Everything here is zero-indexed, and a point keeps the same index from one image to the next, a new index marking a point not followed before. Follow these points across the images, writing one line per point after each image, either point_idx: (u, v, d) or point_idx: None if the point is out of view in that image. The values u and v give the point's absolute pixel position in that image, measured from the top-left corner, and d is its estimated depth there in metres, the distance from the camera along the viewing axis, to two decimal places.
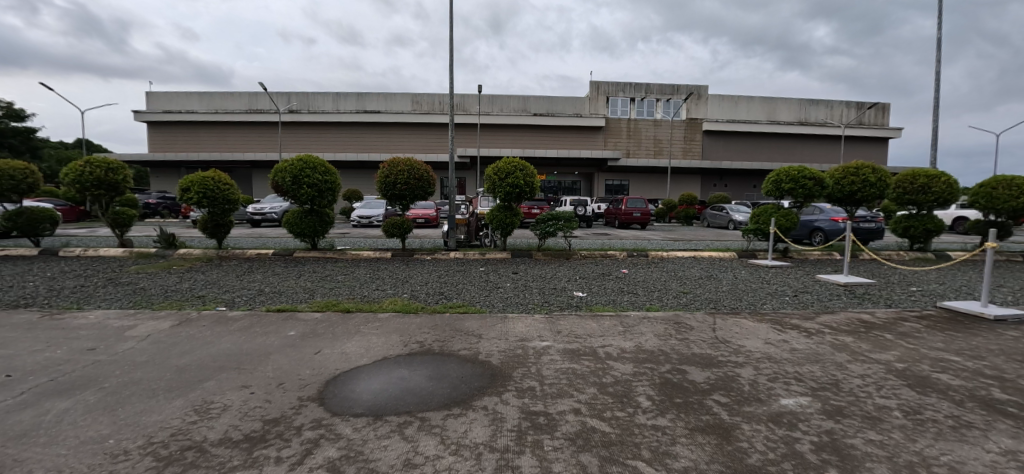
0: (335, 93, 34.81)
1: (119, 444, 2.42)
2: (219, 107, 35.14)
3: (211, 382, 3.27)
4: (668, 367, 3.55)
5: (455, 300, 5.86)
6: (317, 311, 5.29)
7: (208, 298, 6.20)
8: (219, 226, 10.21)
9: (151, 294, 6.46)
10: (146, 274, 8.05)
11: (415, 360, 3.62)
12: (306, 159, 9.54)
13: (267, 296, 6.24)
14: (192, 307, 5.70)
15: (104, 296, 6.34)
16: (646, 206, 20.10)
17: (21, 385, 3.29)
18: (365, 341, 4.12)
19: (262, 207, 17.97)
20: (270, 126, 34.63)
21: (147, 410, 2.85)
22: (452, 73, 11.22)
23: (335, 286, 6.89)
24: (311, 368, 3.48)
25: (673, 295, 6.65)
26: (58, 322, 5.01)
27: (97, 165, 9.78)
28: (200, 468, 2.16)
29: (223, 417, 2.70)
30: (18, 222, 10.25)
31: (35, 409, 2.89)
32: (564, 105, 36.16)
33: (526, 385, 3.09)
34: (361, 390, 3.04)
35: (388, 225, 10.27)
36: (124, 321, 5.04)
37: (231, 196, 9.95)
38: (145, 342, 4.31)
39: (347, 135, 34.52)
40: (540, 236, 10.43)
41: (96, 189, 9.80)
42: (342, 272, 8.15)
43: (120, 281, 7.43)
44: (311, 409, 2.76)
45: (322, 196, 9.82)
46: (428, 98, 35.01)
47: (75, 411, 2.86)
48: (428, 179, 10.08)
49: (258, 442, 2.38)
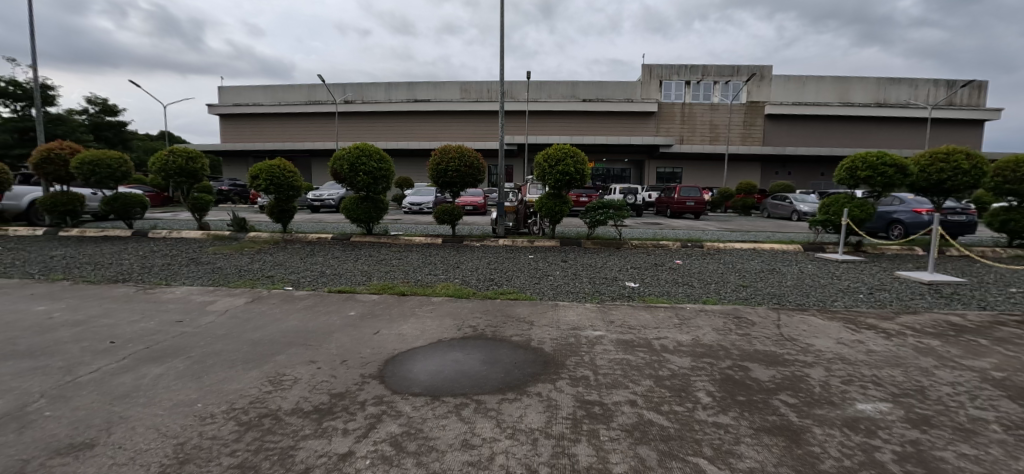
0: (387, 83, 35.82)
1: (207, 408, 2.66)
2: (281, 99, 37.16)
3: (282, 356, 3.50)
4: (728, 363, 3.38)
5: (505, 287, 5.91)
6: (375, 293, 5.52)
7: (276, 278, 6.66)
8: (284, 212, 10.88)
9: (227, 273, 7.03)
10: (222, 254, 8.77)
11: (469, 344, 3.69)
12: (362, 147, 9.92)
13: (328, 278, 6.60)
14: (263, 285, 6.16)
15: (187, 274, 6.97)
16: (701, 195, 19.20)
17: (123, 350, 3.70)
18: (420, 324, 4.25)
19: (321, 194, 19.01)
20: (327, 116, 36.23)
21: (228, 378, 3.11)
22: (503, 59, 11.19)
23: (390, 270, 7.14)
24: (371, 347, 3.64)
25: (732, 287, 6.34)
26: (150, 296, 5.58)
27: (179, 153, 10.72)
28: (276, 435, 2.33)
29: (294, 389, 2.89)
30: (115, 206, 11.44)
31: (135, 373, 3.24)
32: (614, 91, 35.07)
33: (579, 373, 3.07)
34: (418, 371, 3.14)
35: (439, 212, 10.49)
36: (206, 297, 5.53)
37: (295, 182, 10.55)
38: (223, 316, 4.71)
39: (398, 124, 35.45)
40: (590, 225, 10.26)
41: (178, 176, 10.75)
42: (397, 257, 8.43)
43: (200, 260, 8.13)
44: (373, 386, 2.89)
45: (377, 184, 10.19)
46: (476, 86, 35.18)
47: (169, 376, 3.18)
48: (479, 166, 10.17)
49: (327, 414, 2.52)
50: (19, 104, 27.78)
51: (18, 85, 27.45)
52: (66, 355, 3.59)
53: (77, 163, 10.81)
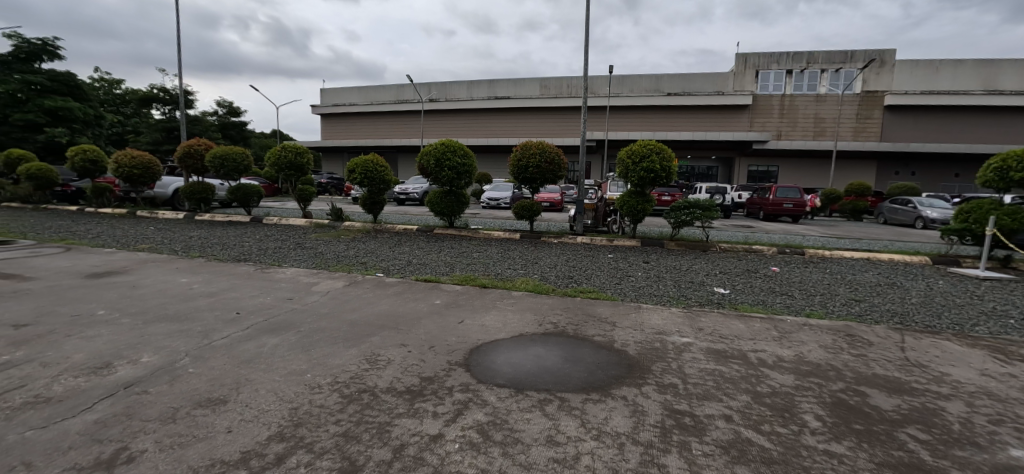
0: (469, 82, 36.97)
1: (315, 378, 2.95)
2: (374, 99, 39.97)
3: (377, 337, 3.77)
4: (840, 386, 3.02)
5: (585, 285, 5.83)
6: (458, 284, 5.73)
7: (369, 264, 7.20)
8: (376, 204, 11.71)
9: (328, 258, 7.75)
10: (323, 241, 9.67)
11: (550, 340, 3.69)
12: (447, 143, 10.35)
13: (415, 267, 7.00)
14: (358, 271, 6.70)
15: (295, 257, 7.79)
16: (801, 196, 17.34)
17: (247, 321, 4.24)
18: (502, 316, 4.34)
19: (407, 188, 20.19)
20: (414, 114, 38.30)
21: (331, 353, 3.42)
22: (587, 53, 10.96)
23: (471, 263, 7.38)
24: (456, 335, 3.79)
25: (842, 301, 5.65)
26: (266, 275, 6.33)
27: (290, 149, 11.99)
28: (374, 410, 2.51)
29: (389, 369, 3.10)
30: (238, 195, 13.11)
31: (257, 341, 3.69)
32: (702, 83, 32.90)
33: (667, 380, 2.92)
34: (501, 363, 3.21)
35: (518, 207, 10.62)
36: (311, 278, 6.14)
37: (385, 176, 11.30)
38: (326, 296, 5.20)
39: (478, 120, 36.45)
40: (674, 225, 9.75)
41: (288, 170, 12.03)
42: (477, 250, 8.69)
43: (305, 245, 9.05)
44: (459, 373, 3.00)
45: (460, 178, 10.56)
46: (556, 82, 34.99)
47: (283, 346, 3.58)
48: (560, 162, 10.13)
49: (418, 396, 2.67)
50: (168, 108, 32.91)
51: (167, 92, 32.42)
52: (203, 322, 4.18)
53: (211, 158, 12.55)
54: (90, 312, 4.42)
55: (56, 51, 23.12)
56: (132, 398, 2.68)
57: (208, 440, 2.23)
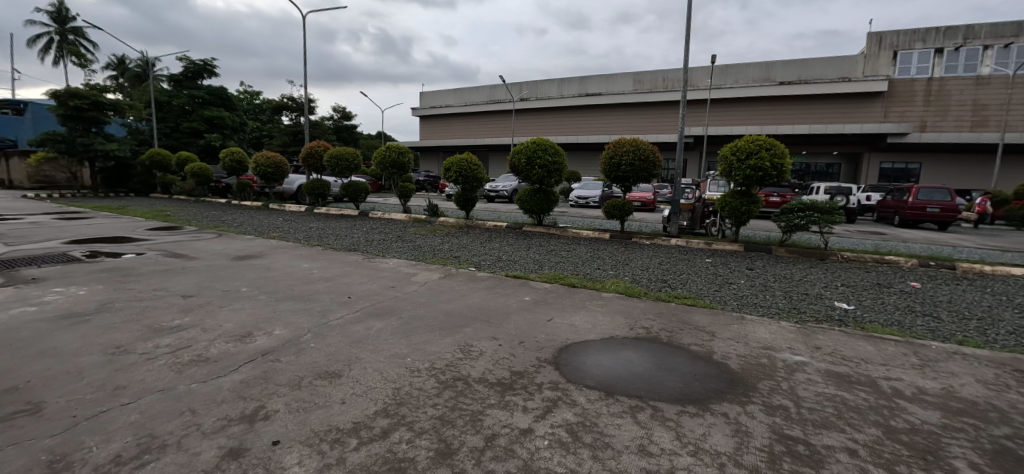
0: (560, 79, 36.89)
1: (415, 363, 3.17)
2: (468, 100, 41.70)
3: (469, 329, 3.95)
4: (1006, 432, 2.49)
5: (680, 290, 5.51)
6: (547, 282, 5.76)
7: (462, 258, 7.55)
8: (468, 201, 12.19)
9: (425, 251, 8.28)
10: (421, 234, 10.36)
11: (643, 345, 3.56)
12: (538, 141, 10.45)
13: (505, 263, 7.19)
14: (452, 264, 7.07)
15: (397, 249, 8.46)
16: (951, 199, 14.60)
17: (357, 305, 4.70)
18: (591, 317, 4.28)
19: (497, 186, 20.76)
20: (505, 113, 39.26)
21: (428, 340, 3.65)
22: (688, 43, 10.30)
23: (560, 261, 7.38)
24: (545, 333, 3.82)
25: (1010, 329, 4.63)
26: (372, 264, 6.95)
27: (393, 149, 13.01)
28: (468, 398, 2.64)
29: (481, 360, 3.23)
30: (349, 191, 14.55)
31: (365, 324, 4.08)
32: (824, 69, 29.25)
33: (776, 401, 2.66)
34: (590, 364, 3.17)
35: (609, 205, 10.36)
36: (411, 269, 6.62)
37: (478, 174, 11.73)
38: (423, 287, 5.56)
39: (568, 118, 36.24)
40: (785, 229, 8.79)
41: (392, 168, 13.06)
42: (566, 249, 8.65)
43: (405, 238, 9.76)
44: (548, 370, 3.03)
45: (550, 177, 10.59)
46: (651, 76, 33.43)
47: (387, 330, 3.91)
48: (655, 160, 9.69)
49: (509, 389, 2.75)
50: (295, 114, 37.60)
51: (294, 100, 37.02)
52: (321, 303, 4.72)
53: (328, 158, 14.08)
54: (236, 289, 5.23)
55: (213, 70, 27.50)
56: (268, 364, 3.12)
57: (327, 408, 2.52)
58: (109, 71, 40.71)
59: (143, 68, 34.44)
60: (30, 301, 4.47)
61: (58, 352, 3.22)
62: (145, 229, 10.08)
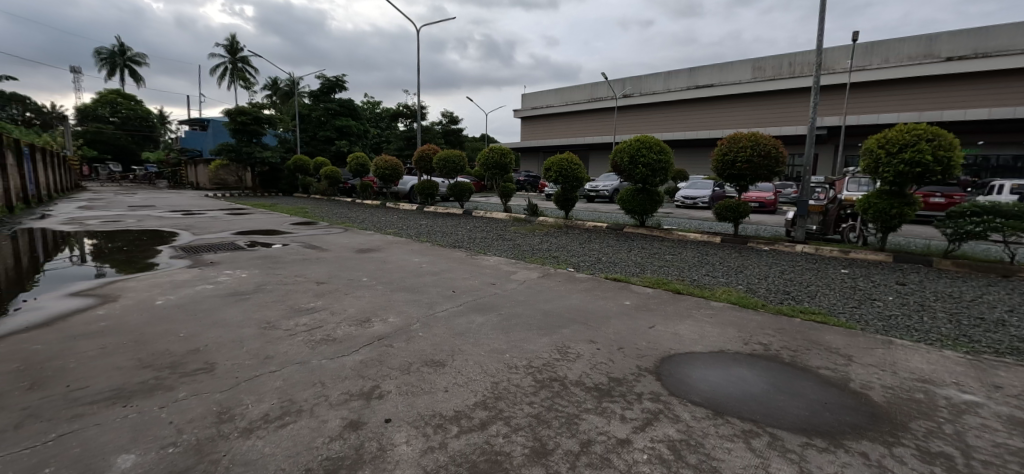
0: (667, 72, 34.90)
1: (513, 360, 3.25)
2: (569, 99, 41.53)
3: (567, 330, 3.92)
4: None
5: (807, 304, 4.85)
6: (649, 287, 5.49)
7: (560, 258, 7.55)
8: (567, 201, 12.08)
9: (524, 250, 8.44)
10: (521, 233, 10.57)
11: (759, 363, 3.21)
12: (643, 139, 10.03)
13: (604, 265, 7.02)
14: (551, 263, 7.10)
15: (497, 247, 8.76)
16: None
17: (461, 299, 4.96)
18: (698, 327, 3.98)
19: (598, 185, 20.35)
20: (607, 111, 38.31)
21: (526, 339, 3.70)
22: (823, 21, 9.02)
23: (663, 265, 6.98)
24: (646, 341, 3.64)
25: None
26: (475, 261, 7.29)
27: (496, 151, 13.48)
28: (564, 400, 2.63)
29: (578, 363, 3.19)
30: (455, 191, 15.42)
31: (467, 317, 4.29)
32: (1013, 36, 23.52)
33: (935, 447, 2.20)
34: (696, 378, 2.95)
35: (721, 207, 9.52)
36: (511, 267, 6.80)
37: (578, 174, 11.63)
38: (522, 285, 5.68)
39: (676, 113, 34.17)
40: (951, 238, 7.23)
41: (494, 169, 13.54)
42: (670, 253, 8.15)
43: (506, 237, 10.05)
44: (649, 380, 2.89)
45: (655, 176, 10.08)
46: (774, 62, 29.95)
47: (488, 325, 4.06)
48: (778, 155, 8.65)
49: (606, 396, 2.68)
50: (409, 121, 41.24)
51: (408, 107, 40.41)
52: (429, 295, 5.08)
53: (438, 160, 15.08)
54: (359, 278, 5.86)
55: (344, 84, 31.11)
56: (382, 349, 3.44)
57: (432, 394, 2.70)
58: (266, 91, 48.54)
59: (291, 86, 40.39)
60: (209, 280, 5.52)
61: (228, 323, 3.92)
62: (290, 224, 11.81)
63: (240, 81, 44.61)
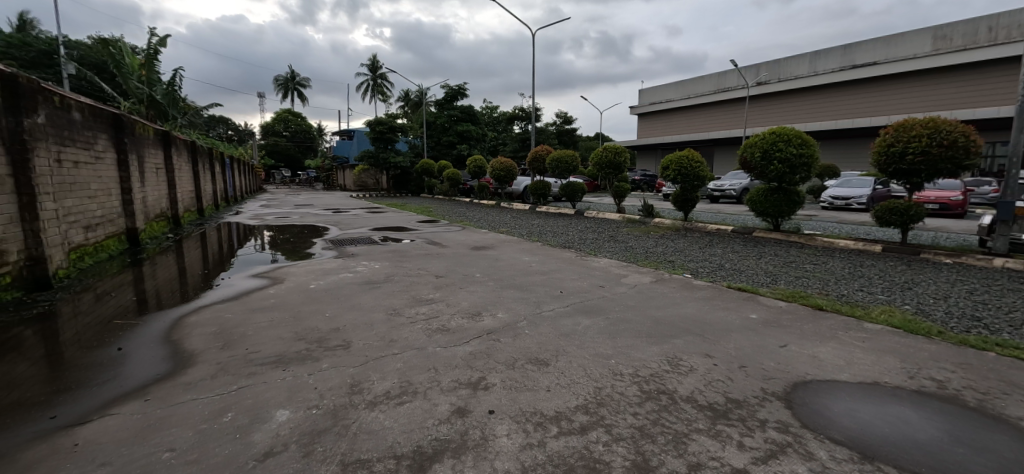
0: (813, 54, 30.39)
1: (618, 367, 3.13)
2: (691, 92, 38.65)
3: (680, 340, 3.66)
4: None
5: (1007, 336, 3.80)
6: (782, 300, 4.84)
7: (677, 263, 7.06)
8: (687, 201, 11.18)
9: (637, 252, 8.08)
10: (634, 235, 10.14)
11: (929, 402, 2.62)
12: (779, 131, 8.87)
13: (728, 272, 6.37)
14: (666, 268, 6.68)
15: (609, 248, 8.53)
16: None
17: (567, 300, 4.94)
18: (845, 352, 3.39)
19: (723, 184, 18.55)
20: (736, 102, 34.76)
21: (634, 346, 3.54)
22: None
23: (802, 276, 6.09)
24: (775, 361, 3.22)
25: None
26: (584, 262, 7.20)
27: (610, 150, 13.16)
28: (672, 416, 2.46)
29: (691, 377, 2.95)
30: (567, 191, 15.42)
31: (574, 319, 4.25)
32: None
33: None
34: (838, 411, 2.52)
35: (883, 209, 7.96)
36: (622, 270, 6.57)
37: (701, 172, 10.74)
38: (633, 289, 5.44)
39: (824, 100, 29.57)
40: None
41: (608, 169, 13.22)
42: (812, 262, 7.07)
43: (618, 239, 9.74)
44: (776, 407, 2.55)
45: (794, 173, 8.84)
46: (965, 28, 24.13)
47: (594, 328, 3.98)
48: (969, 143, 6.89)
49: (722, 417, 2.43)
50: (524, 123, 42.45)
51: (523, 110, 41.68)
52: (537, 294, 5.17)
53: (551, 161, 15.25)
54: (473, 274, 6.21)
55: (465, 91, 33.20)
56: (491, 342, 3.59)
57: (534, 393, 2.73)
58: (400, 103, 54.15)
59: (420, 97, 44.53)
60: (350, 270, 6.35)
61: (362, 308, 4.47)
62: (416, 222, 13.01)
63: (379, 95, 50.55)
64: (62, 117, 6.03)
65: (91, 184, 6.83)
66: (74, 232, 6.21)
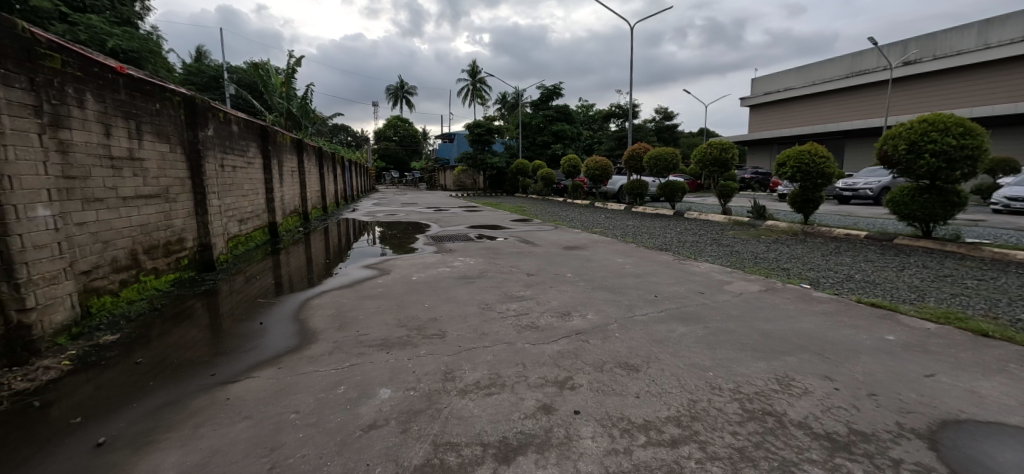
0: (984, 23, 25.06)
1: (717, 381, 2.90)
2: (816, 78, 34.21)
3: (793, 358, 3.27)
4: None
5: None
6: (929, 321, 4.07)
7: (792, 272, 6.31)
8: (808, 202, 9.89)
9: (744, 258, 7.37)
10: (742, 239, 9.27)
11: None
12: (932, 119, 7.46)
13: (858, 285, 5.52)
14: (778, 277, 6.01)
15: (711, 253, 7.90)
16: None
17: (662, 305, 4.70)
18: (1018, 390, 2.75)
19: (855, 182, 16.09)
20: (874, 87, 29.96)
21: (737, 359, 3.25)
22: None
23: (960, 293, 5.04)
24: (916, 392, 2.74)
25: None
26: (683, 267, 6.77)
27: (715, 146, 12.21)
28: (779, 441, 2.21)
29: (804, 400, 2.63)
30: (666, 191, 14.63)
31: (669, 326, 4.03)
32: None
33: None
34: (1003, 460, 2.06)
35: None
36: (725, 277, 6.06)
37: (826, 169, 9.44)
38: (738, 298, 4.99)
39: (999, 79, 24.16)
40: None
41: (712, 166, 12.26)
42: (975, 276, 5.83)
43: (722, 242, 8.99)
44: (915, 446, 2.17)
45: (953, 168, 7.35)
46: None
47: (690, 337, 3.73)
48: None
49: (842, 450, 2.13)
50: (621, 120, 41.20)
51: (620, 108, 40.47)
52: (630, 297, 5.00)
53: (648, 159, 14.61)
54: (563, 274, 6.20)
55: (560, 91, 33.19)
56: (579, 343, 3.57)
57: (622, 398, 2.65)
58: (497, 105, 55.89)
59: (516, 98, 45.57)
60: (448, 265, 6.73)
61: (457, 301, 4.72)
62: (510, 220, 13.35)
63: (478, 99, 52.80)
64: (225, 130, 7.28)
65: (244, 184, 8.16)
66: (232, 224, 7.48)
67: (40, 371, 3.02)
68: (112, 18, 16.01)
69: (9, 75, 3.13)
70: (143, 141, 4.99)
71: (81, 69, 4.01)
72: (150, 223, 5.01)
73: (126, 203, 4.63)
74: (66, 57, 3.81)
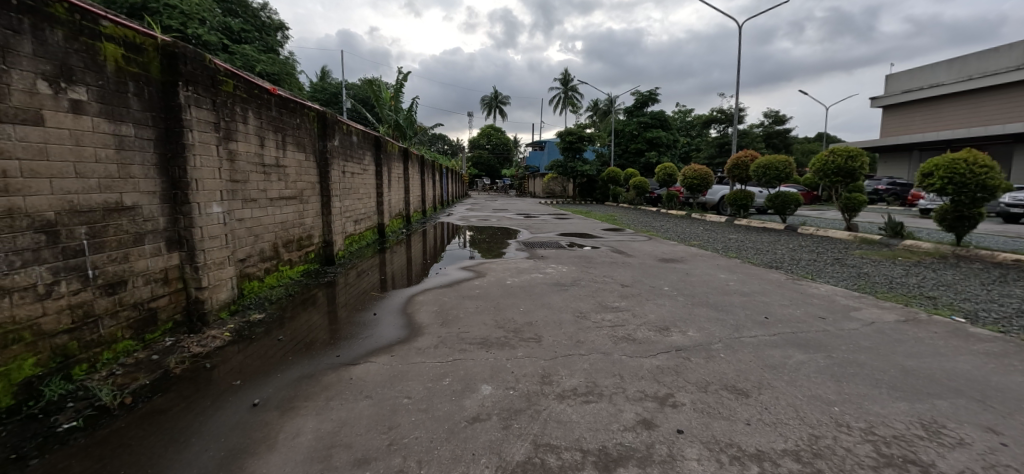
0: None
1: (842, 417, 2.58)
2: (974, 72, 28.80)
3: (945, 402, 2.80)
4: None
5: None
6: None
7: (940, 301, 5.37)
8: (962, 219, 8.34)
9: (875, 282, 6.44)
10: (871, 260, 8.11)
11: None
12: None
13: None
14: (922, 306, 5.15)
15: (832, 273, 7.02)
16: None
17: (775, 328, 4.29)
18: None
19: None
20: None
21: (869, 396, 2.86)
22: None
23: None
24: None
25: None
26: (797, 287, 6.12)
27: (839, 153, 10.83)
28: None
29: (960, 452, 2.24)
30: (775, 203, 13.29)
31: (783, 351, 3.66)
32: None
33: None
34: None
35: None
36: (852, 301, 5.35)
37: (989, 181, 7.85)
38: (869, 327, 4.37)
39: None
40: None
41: (836, 176, 10.87)
42: None
43: (846, 262, 7.95)
44: None
45: None
46: None
47: (811, 366, 3.36)
48: None
49: None
50: (723, 126, 38.53)
51: (724, 112, 37.87)
52: (736, 317, 4.63)
53: (755, 167, 13.41)
54: (660, 287, 5.96)
55: (657, 97, 31.96)
56: (680, 360, 3.41)
57: (730, 423, 2.49)
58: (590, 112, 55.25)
59: (608, 104, 45.02)
60: (540, 271, 6.83)
61: (552, 308, 4.76)
62: (601, 229, 13.10)
63: (570, 106, 52.93)
64: (347, 140, 8.21)
65: (360, 189, 9.10)
66: (349, 224, 8.37)
67: (210, 339, 3.67)
68: (260, 47, 18.86)
69: (200, 99, 3.86)
70: (287, 150, 5.81)
71: (246, 91, 4.81)
72: (288, 221, 5.82)
73: (273, 203, 5.44)
74: (236, 82, 4.57)
